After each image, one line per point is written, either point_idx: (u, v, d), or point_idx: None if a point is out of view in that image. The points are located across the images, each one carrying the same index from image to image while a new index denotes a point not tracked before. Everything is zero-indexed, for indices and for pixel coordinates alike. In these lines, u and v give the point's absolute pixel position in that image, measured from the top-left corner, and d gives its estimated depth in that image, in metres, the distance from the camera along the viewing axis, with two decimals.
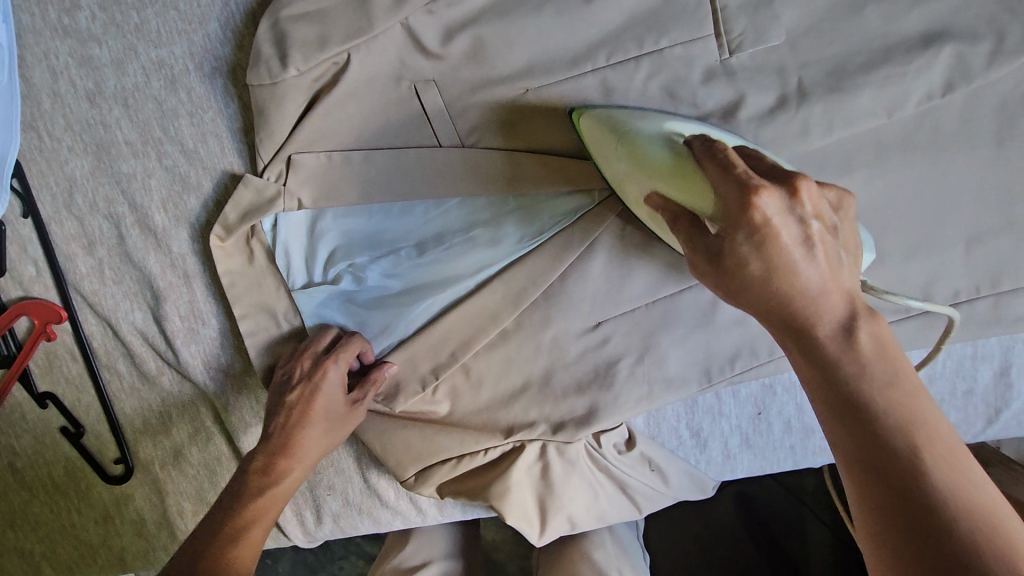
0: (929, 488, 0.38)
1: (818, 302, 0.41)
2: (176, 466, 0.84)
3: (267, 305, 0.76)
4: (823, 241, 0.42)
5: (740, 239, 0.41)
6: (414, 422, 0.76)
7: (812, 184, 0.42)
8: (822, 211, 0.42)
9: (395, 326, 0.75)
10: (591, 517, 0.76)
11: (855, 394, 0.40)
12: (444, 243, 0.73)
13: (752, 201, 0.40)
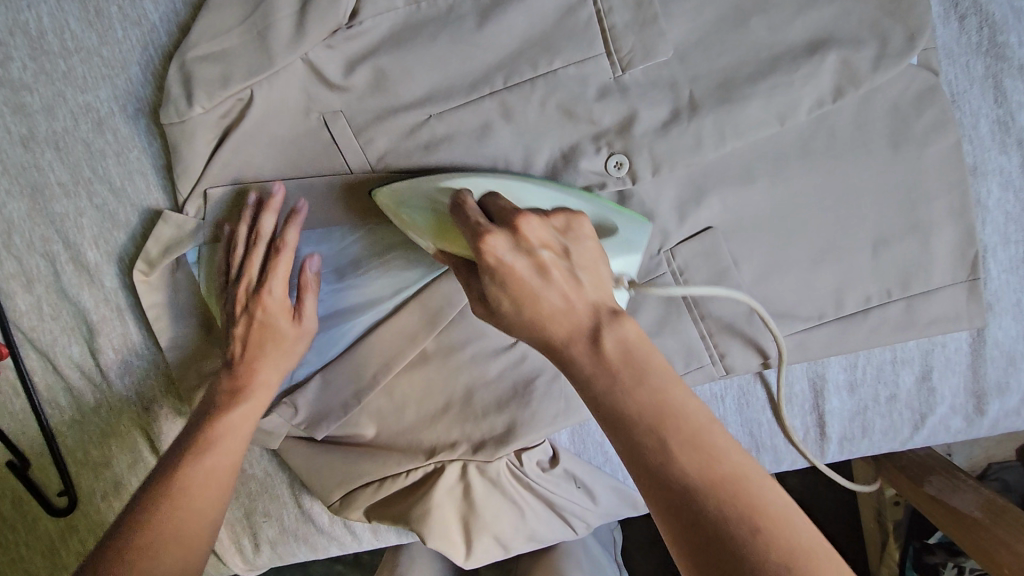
0: (685, 481, 0.41)
1: (560, 318, 0.46)
2: (118, 496, 0.85)
3: (195, 335, 0.78)
4: (556, 267, 0.47)
5: (488, 282, 0.49)
6: (341, 445, 0.78)
7: (534, 220, 0.49)
8: (551, 237, 0.49)
9: (319, 352, 0.77)
10: (520, 537, 0.76)
11: (610, 405, 0.44)
12: (361, 270, 0.74)
13: (482, 246, 0.48)
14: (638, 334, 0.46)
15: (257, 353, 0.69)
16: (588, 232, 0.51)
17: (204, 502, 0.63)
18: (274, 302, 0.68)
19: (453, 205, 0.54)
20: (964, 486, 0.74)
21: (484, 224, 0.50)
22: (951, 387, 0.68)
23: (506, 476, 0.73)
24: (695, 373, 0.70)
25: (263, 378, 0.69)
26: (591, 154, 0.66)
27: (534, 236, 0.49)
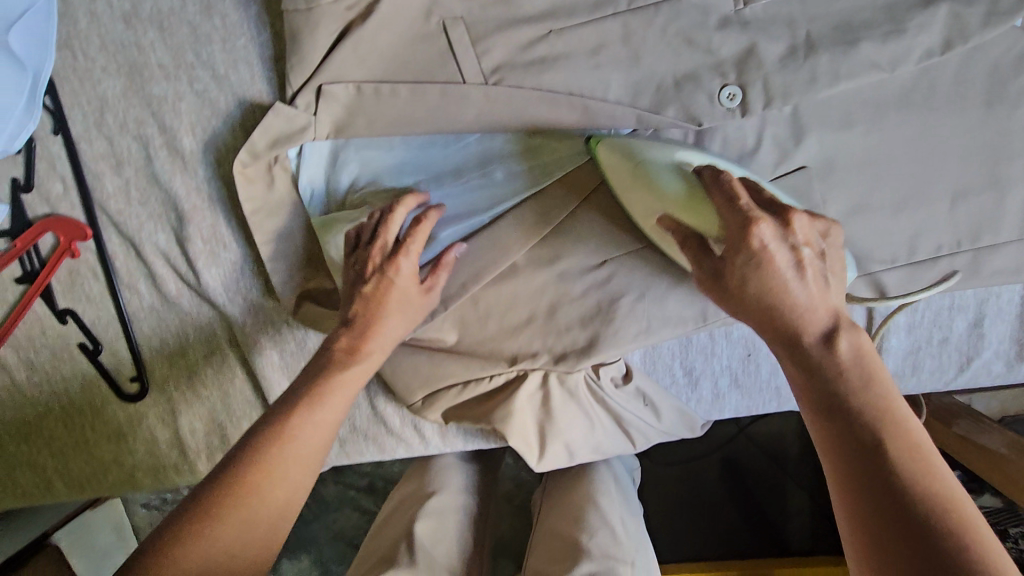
0: (899, 476, 0.49)
1: (806, 313, 0.54)
2: (191, 386, 0.87)
3: (286, 230, 0.79)
4: (813, 265, 0.55)
5: (739, 258, 0.55)
6: (423, 349, 0.81)
7: (801, 220, 0.56)
8: (812, 238, 0.57)
9: (414, 257, 0.78)
10: (589, 445, 0.82)
11: (835, 394, 0.53)
12: (460, 179, 0.78)
13: (751, 230, 0.54)
14: (870, 346, 0.54)
15: (379, 305, 0.68)
16: (839, 241, 0.59)
17: (306, 442, 0.61)
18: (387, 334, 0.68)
19: (715, 180, 0.60)
20: (989, 427, 0.82)
21: (755, 209, 0.56)
22: (999, 334, 0.76)
23: (585, 387, 0.79)
24: None
25: (387, 335, 0.68)
26: (705, 83, 0.70)
27: (800, 233, 0.56)
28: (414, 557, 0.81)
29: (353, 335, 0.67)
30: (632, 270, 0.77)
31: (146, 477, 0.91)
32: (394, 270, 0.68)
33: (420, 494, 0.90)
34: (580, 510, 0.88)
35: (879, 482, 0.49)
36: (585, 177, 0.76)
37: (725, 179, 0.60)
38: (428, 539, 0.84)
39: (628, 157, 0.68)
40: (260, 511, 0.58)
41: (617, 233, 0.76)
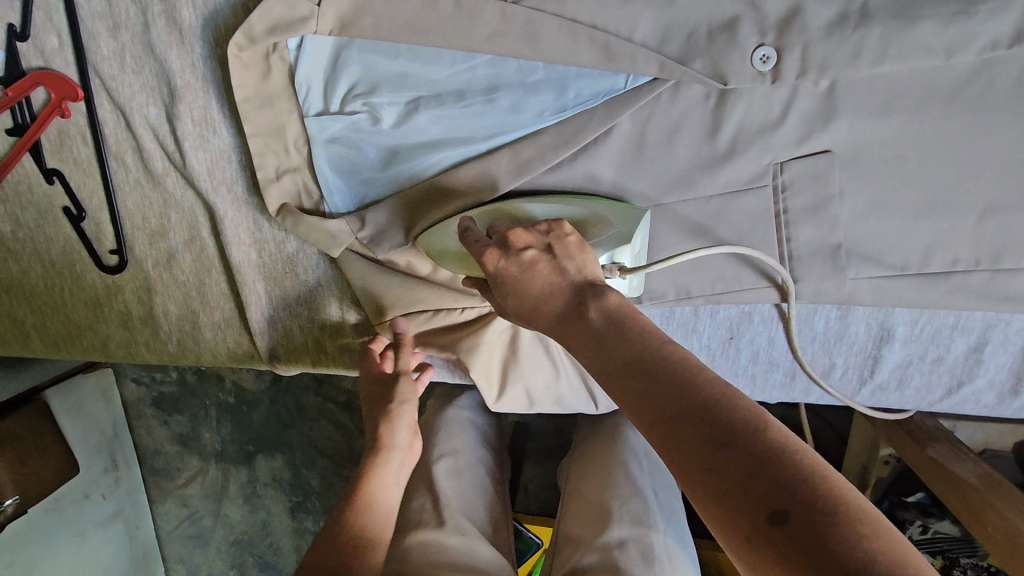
0: (705, 419, 0.44)
1: (547, 298, 0.56)
2: (168, 269, 0.86)
3: (279, 126, 0.76)
4: (542, 258, 0.57)
5: (501, 285, 0.59)
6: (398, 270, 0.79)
7: (522, 230, 0.59)
8: (537, 237, 0.59)
9: (401, 175, 0.76)
10: (547, 396, 0.81)
11: (629, 355, 0.50)
12: (463, 101, 0.72)
13: (485, 258, 0.58)
14: (620, 301, 0.54)
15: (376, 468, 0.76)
16: (569, 229, 0.60)
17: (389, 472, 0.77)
18: (399, 415, 0.80)
19: (462, 230, 0.63)
20: (965, 455, 0.78)
21: (512, 236, 0.58)
22: (997, 363, 0.71)
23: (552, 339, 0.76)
24: (762, 292, 0.71)
25: (394, 435, 0.79)
26: (741, 39, 0.63)
27: (521, 240, 0.58)
28: (443, 518, 0.81)
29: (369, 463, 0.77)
30: None
31: (119, 348, 0.93)
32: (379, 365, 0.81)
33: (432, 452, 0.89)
34: (609, 473, 0.87)
35: (695, 434, 0.44)
36: (593, 120, 0.69)
37: (467, 227, 0.63)
38: (457, 501, 0.85)
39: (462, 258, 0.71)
40: (376, 508, 0.72)
41: (617, 190, 0.74)
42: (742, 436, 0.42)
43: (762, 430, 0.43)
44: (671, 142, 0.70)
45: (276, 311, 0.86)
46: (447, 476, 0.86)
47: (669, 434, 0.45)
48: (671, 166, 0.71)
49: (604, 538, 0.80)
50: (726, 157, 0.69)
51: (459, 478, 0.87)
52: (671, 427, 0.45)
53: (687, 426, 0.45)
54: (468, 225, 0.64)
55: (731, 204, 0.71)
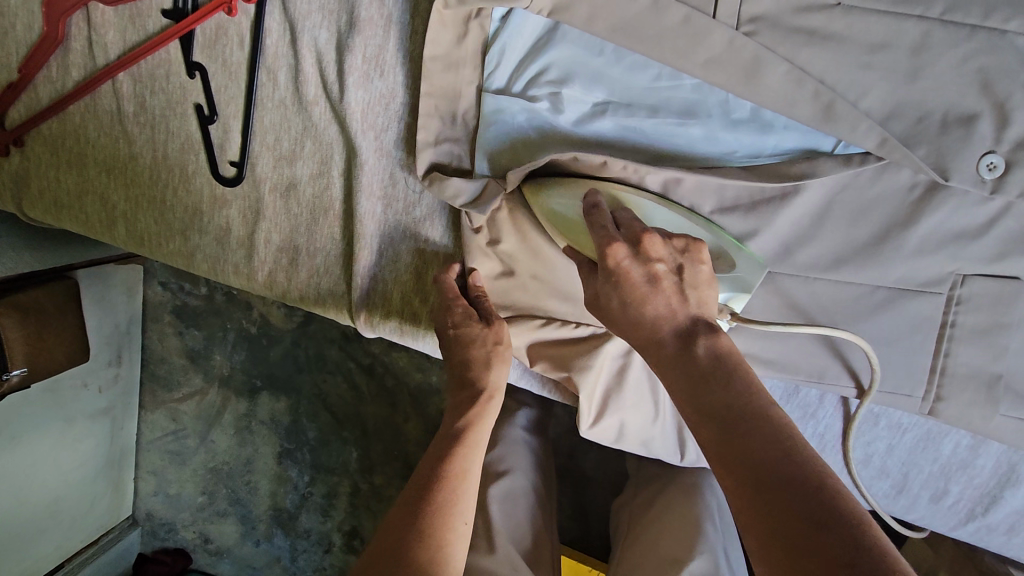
0: (778, 481, 0.45)
1: (664, 322, 0.54)
2: (284, 198, 0.82)
3: (454, 90, 0.72)
4: (666, 280, 0.55)
5: (606, 285, 0.57)
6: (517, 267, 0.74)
7: (658, 239, 0.56)
8: (671, 254, 0.56)
9: (563, 175, 0.71)
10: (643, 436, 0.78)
11: (708, 389, 0.51)
12: (654, 117, 0.68)
13: (607, 253, 0.55)
14: (732, 347, 0.54)
15: (477, 435, 0.71)
16: (704, 256, 0.57)
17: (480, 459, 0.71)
18: (504, 363, 0.74)
19: (588, 211, 0.60)
20: None
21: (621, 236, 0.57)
22: None
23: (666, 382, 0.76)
24: (898, 398, 0.69)
25: (495, 381, 0.74)
26: (974, 141, 0.60)
27: (655, 252, 0.56)
28: (494, 544, 0.73)
29: (482, 417, 0.73)
30: (771, 293, 0.71)
31: (204, 262, 0.89)
32: (487, 327, 0.73)
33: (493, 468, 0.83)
34: (685, 532, 0.84)
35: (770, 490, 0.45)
36: (785, 176, 0.65)
37: (590, 212, 0.60)
38: (505, 525, 0.77)
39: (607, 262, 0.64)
40: (465, 528, 0.65)
41: (780, 250, 0.69)
42: (841, 534, 0.42)
43: (828, 501, 0.43)
44: (857, 221, 0.67)
45: (381, 273, 0.82)
46: (502, 490, 0.80)
47: (749, 488, 0.46)
48: (847, 245, 0.67)
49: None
50: (910, 253, 0.65)
51: (512, 502, 0.80)
52: (750, 482, 0.46)
53: (761, 485, 0.46)
54: (590, 207, 0.61)
55: (898, 300, 0.67)
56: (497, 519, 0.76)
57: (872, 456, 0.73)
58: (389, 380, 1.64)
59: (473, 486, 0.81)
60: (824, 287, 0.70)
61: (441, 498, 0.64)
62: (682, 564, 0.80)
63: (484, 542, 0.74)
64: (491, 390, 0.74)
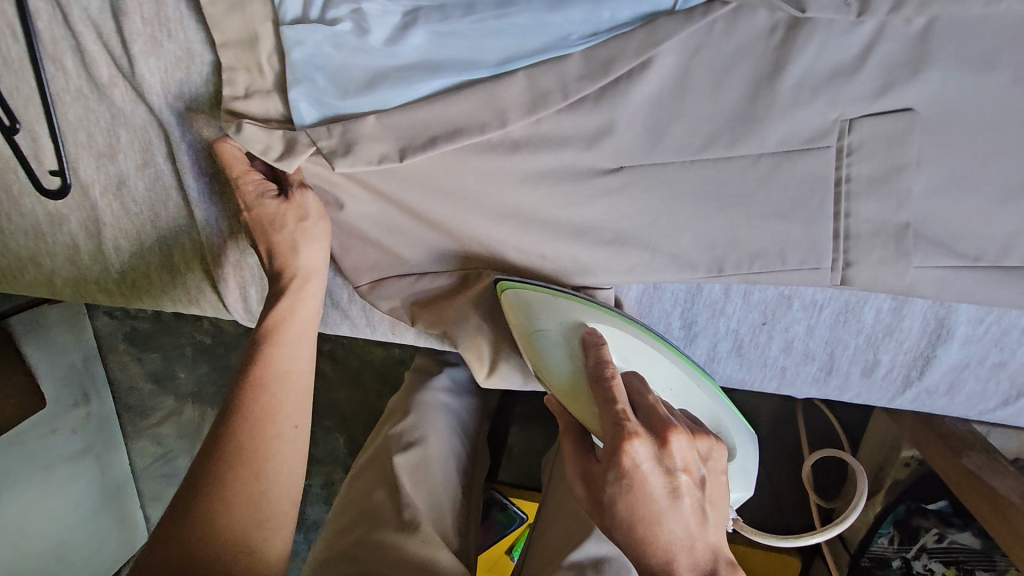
0: None
1: (677, 544, 0.54)
2: (119, 198, 0.74)
3: (249, 34, 0.63)
4: (689, 493, 0.55)
5: (612, 473, 0.55)
6: (370, 219, 0.71)
7: (685, 443, 0.55)
8: (694, 462, 0.56)
9: (388, 104, 0.63)
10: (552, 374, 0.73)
11: None
12: (472, 15, 0.57)
13: (624, 446, 0.53)
14: None
15: (303, 320, 0.70)
16: (722, 466, 0.59)
17: (307, 350, 0.70)
18: (314, 239, 0.69)
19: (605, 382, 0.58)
20: (1004, 469, 0.70)
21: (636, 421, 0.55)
22: None
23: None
24: (806, 274, 0.61)
25: (307, 262, 0.69)
26: None
27: (678, 458, 0.55)
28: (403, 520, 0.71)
29: (304, 303, 0.70)
30: (651, 188, 0.62)
31: (66, 285, 0.82)
32: (284, 202, 0.67)
33: (401, 440, 0.78)
34: None
35: None
36: (627, 49, 0.56)
37: (613, 390, 0.57)
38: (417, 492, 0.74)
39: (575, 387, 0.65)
40: (289, 435, 0.66)
41: (647, 138, 0.60)
42: None
43: None
44: (722, 84, 0.57)
45: (241, 256, 0.76)
46: (407, 462, 0.76)
47: None
48: (718, 115, 0.58)
49: (576, 555, 0.74)
50: (786, 107, 0.56)
51: (423, 473, 0.76)
52: None
53: None
54: (608, 377, 0.59)
55: (783, 165, 0.58)
56: (406, 489, 0.73)
57: (793, 342, 0.66)
58: (352, 361, 1.48)
59: (381, 460, 0.78)
60: (704, 169, 0.60)
61: (249, 413, 0.64)
62: (591, 521, 0.76)
63: (391, 517, 0.71)
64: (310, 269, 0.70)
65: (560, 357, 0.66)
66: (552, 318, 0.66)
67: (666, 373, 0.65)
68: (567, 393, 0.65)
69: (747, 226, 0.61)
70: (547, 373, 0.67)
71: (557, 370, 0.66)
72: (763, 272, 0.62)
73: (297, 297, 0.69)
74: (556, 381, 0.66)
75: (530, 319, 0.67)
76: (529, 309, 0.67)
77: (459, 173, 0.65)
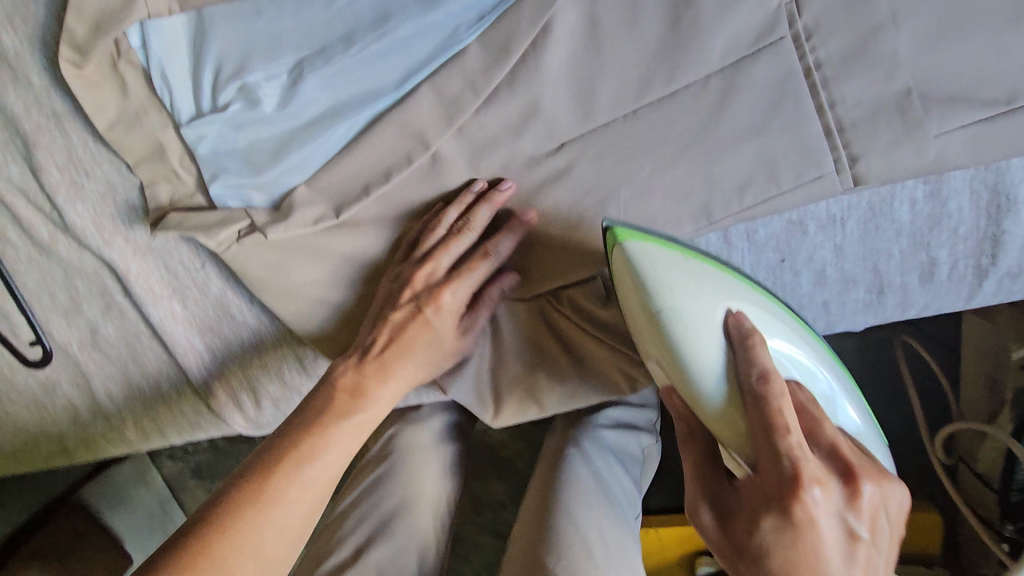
0: None
1: None
2: (96, 345, 0.74)
3: (154, 147, 0.61)
4: (870, 557, 0.43)
5: (768, 522, 0.42)
6: (317, 287, 0.63)
7: (875, 494, 0.43)
8: (882, 522, 0.43)
9: (306, 165, 0.59)
10: (550, 399, 0.63)
11: None
12: (353, 47, 0.54)
13: (800, 496, 0.41)
14: None
15: (416, 333, 0.59)
16: (902, 526, 0.46)
17: (412, 357, 0.59)
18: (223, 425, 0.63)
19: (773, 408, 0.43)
20: None
21: (815, 463, 0.42)
22: None
23: (546, 340, 0.62)
24: (809, 189, 0.51)
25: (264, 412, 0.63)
26: None
27: (863, 513, 0.42)
28: None
29: (404, 308, 0.58)
30: (601, 155, 0.54)
31: (79, 446, 0.81)
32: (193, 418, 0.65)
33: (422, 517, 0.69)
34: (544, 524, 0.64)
35: None
36: (521, 19, 0.51)
37: (779, 413, 0.43)
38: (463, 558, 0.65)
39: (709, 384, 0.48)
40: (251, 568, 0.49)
41: (576, 105, 0.53)
42: None
43: None
44: (637, 17, 0.50)
45: (222, 363, 0.72)
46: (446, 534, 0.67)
47: None
48: (645, 51, 0.51)
49: None
50: (714, 14, 0.48)
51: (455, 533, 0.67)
52: None
53: None
54: (776, 393, 0.44)
55: (739, 78, 0.50)
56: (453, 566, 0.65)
57: (823, 270, 0.56)
58: None
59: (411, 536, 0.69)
60: (652, 114, 0.52)
61: None
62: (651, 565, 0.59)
63: None
64: (431, 273, 0.58)
65: (702, 344, 0.48)
66: (690, 294, 0.49)
67: (804, 369, 0.51)
68: (708, 405, 0.48)
69: (723, 159, 0.51)
70: (676, 366, 0.49)
71: (694, 364, 0.48)
72: (756, 204, 0.52)
73: (407, 293, 0.58)
74: (688, 381, 0.49)
75: (661, 292, 0.49)
76: (657, 277, 0.49)
77: (402, 209, 0.60)
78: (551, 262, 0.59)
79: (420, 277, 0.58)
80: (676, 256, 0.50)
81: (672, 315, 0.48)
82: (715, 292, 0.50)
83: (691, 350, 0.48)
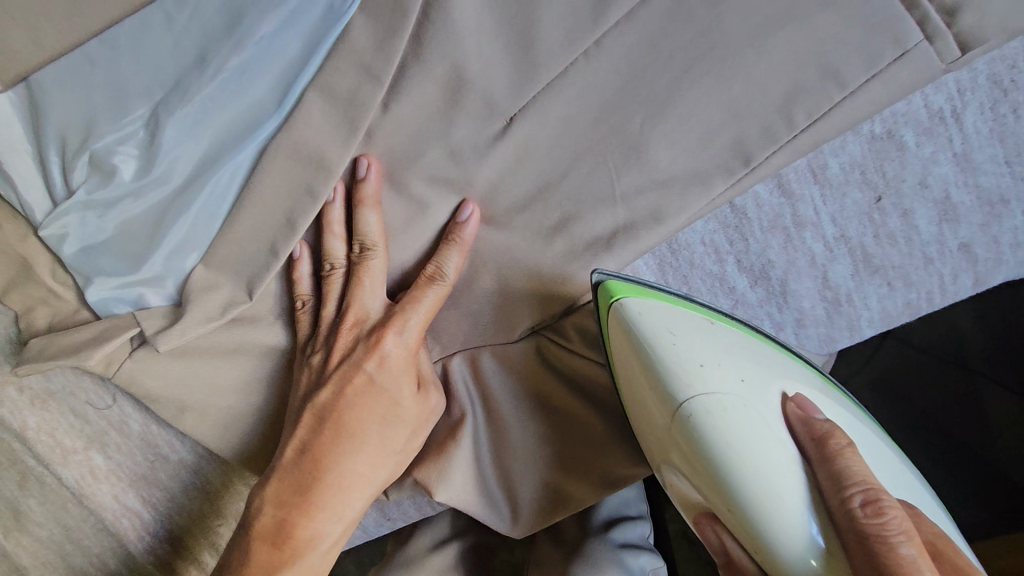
0: None
1: None
2: (21, 529, 0.58)
3: (19, 265, 0.48)
4: None
5: None
6: (237, 386, 0.46)
7: None
8: None
9: (191, 241, 0.43)
10: (588, 478, 0.42)
11: None
12: (209, 68, 0.40)
13: None
14: None
15: (359, 398, 0.39)
16: None
17: (361, 452, 0.39)
18: None
19: (886, 543, 0.29)
20: None
21: None
22: None
23: (559, 395, 0.42)
24: (892, 77, 0.33)
25: None
26: None
27: None
28: None
29: (331, 381, 0.40)
30: (569, 116, 0.37)
31: None
32: None
33: None
34: None
35: None
36: None
37: (911, 566, 0.28)
38: None
39: (778, 497, 0.33)
40: None
41: (515, 58, 0.37)
42: None
43: None
44: None
45: (151, 519, 0.54)
46: None
47: None
48: None
49: None
50: None
51: None
52: None
53: None
54: (895, 527, 0.29)
55: None
56: None
57: (948, 195, 0.36)
58: None
59: None
60: (624, 37, 0.35)
61: None
62: None
63: None
64: (358, 320, 0.41)
65: (759, 448, 0.34)
66: (728, 372, 0.36)
67: (875, 459, 0.38)
68: (775, 530, 0.33)
69: (748, 69, 0.34)
70: (722, 480, 0.34)
71: (744, 463, 0.34)
72: (819, 119, 0.34)
73: (336, 354, 0.41)
74: (745, 508, 0.33)
75: (688, 372, 0.36)
76: (678, 351, 0.36)
77: (315, 263, 0.45)
78: (534, 285, 0.40)
79: (343, 334, 0.41)
80: (698, 319, 0.38)
81: (700, 398, 0.35)
82: (749, 361, 0.37)
83: (744, 452, 0.34)
